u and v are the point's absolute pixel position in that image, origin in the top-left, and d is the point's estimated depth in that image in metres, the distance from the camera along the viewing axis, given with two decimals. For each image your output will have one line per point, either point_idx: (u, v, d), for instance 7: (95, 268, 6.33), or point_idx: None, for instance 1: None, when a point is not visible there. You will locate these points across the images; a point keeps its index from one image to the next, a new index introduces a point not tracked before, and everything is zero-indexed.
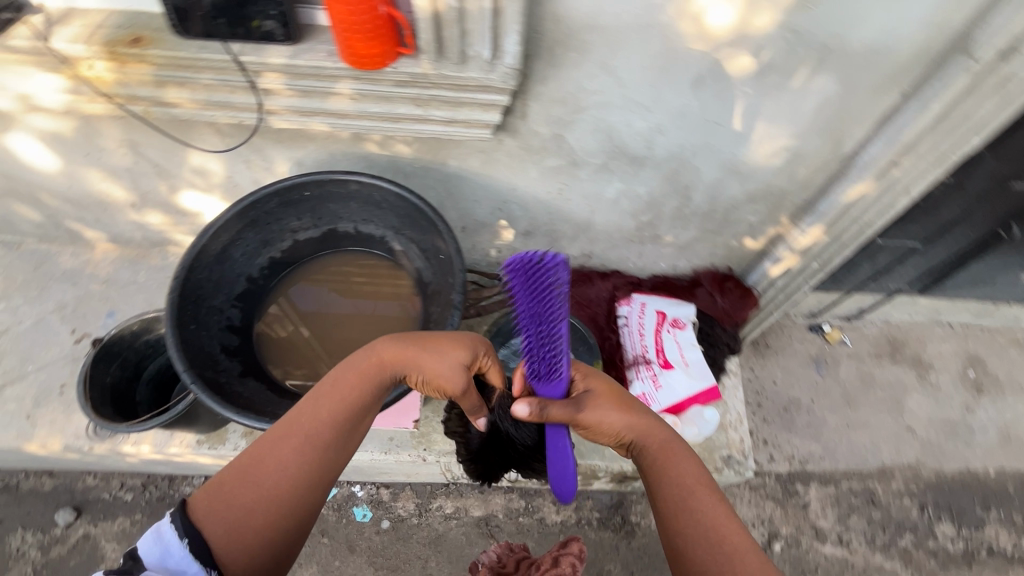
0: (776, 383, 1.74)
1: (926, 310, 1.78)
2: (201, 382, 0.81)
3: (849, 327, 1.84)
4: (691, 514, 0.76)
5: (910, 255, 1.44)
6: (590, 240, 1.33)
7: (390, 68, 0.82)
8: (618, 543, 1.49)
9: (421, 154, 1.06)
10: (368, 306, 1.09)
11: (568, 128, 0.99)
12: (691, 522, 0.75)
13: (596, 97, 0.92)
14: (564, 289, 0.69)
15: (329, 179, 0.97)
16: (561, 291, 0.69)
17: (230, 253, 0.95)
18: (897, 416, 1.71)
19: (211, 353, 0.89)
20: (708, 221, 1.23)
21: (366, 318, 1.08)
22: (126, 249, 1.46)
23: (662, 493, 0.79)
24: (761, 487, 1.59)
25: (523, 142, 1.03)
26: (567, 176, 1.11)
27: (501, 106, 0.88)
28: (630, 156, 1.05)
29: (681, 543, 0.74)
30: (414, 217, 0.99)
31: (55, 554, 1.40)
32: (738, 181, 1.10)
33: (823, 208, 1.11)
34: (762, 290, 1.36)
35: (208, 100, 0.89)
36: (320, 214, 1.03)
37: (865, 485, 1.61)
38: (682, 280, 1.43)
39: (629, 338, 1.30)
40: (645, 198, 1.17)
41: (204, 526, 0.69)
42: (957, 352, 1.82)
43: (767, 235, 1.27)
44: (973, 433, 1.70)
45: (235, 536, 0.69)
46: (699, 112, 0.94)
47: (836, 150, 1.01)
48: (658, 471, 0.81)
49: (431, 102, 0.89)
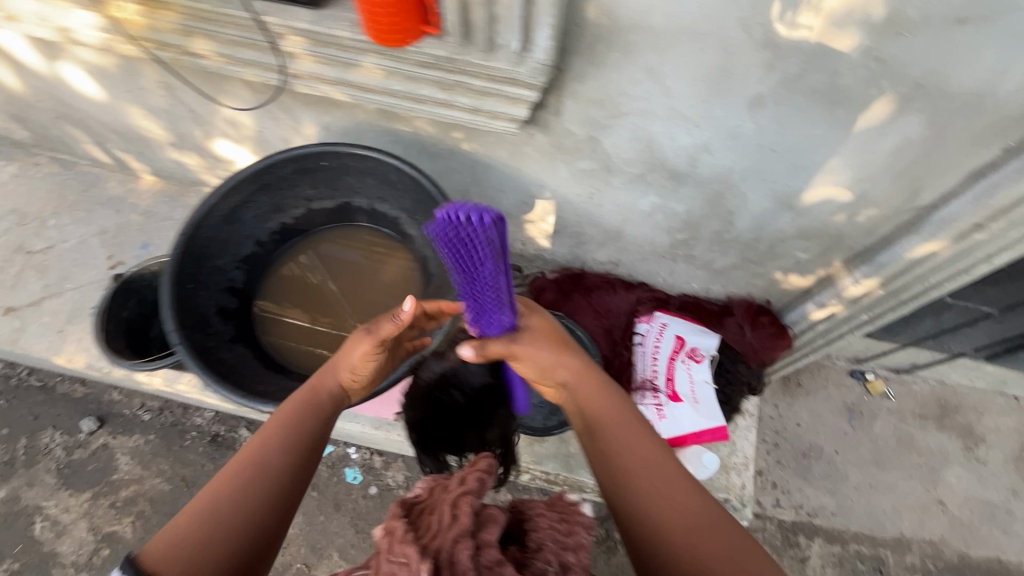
0: (800, 425, 1.62)
1: (990, 377, 1.59)
2: (188, 345, 0.81)
3: (897, 380, 1.67)
4: (643, 471, 0.70)
5: (983, 319, 1.27)
6: (619, 249, 1.24)
7: (412, 48, 0.76)
8: (598, 556, 1.46)
9: (447, 137, 1.01)
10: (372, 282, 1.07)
11: (604, 132, 0.90)
12: (642, 482, 0.69)
13: (637, 105, 0.83)
14: (493, 249, 0.59)
15: (347, 152, 0.93)
16: (491, 252, 0.60)
17: (240, 214, 0.94)
18: (929, 486, 1.56)
19: (206, 314, 0.89)
20: (749, 250, 1.12)
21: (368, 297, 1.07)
22: (167, 184, 1.50)
23: (607, 447, 0.73)
24: (759, 530, 1.51)
25: (555, 140, 0.95)
26: (600, 182, 1.03)
27: (529, 101, 0.80)
28: (670, 171, 0.95)
29: (627, 502, 0.69)
30: (427, 204, 0.96)
31: (76, 456, 1.52)
32: (789, 214, 0.98)
33: (883, 260, 0.98)
34: (799, 332, 1.25)
35: (233, 56, 0.87)
36: (336, 184, 1.00)
37: (875, 552, 1.50)
38: (714, 304, 1.32)
39: (642, 359, 1.24)
40: (682, 216, 1.07)
41: (154, 550, 0.57)
42: (1017, 430, 1.63)
43: (816, 275, 1.14)
44: (1015, 521, 1.53)
45: (189, 547, 0.58)
46: (754, 136, 0.83)
47: (911, 200, 0.87)
48: (599, 421, 0.75)
49: (456, 88, 0.82)
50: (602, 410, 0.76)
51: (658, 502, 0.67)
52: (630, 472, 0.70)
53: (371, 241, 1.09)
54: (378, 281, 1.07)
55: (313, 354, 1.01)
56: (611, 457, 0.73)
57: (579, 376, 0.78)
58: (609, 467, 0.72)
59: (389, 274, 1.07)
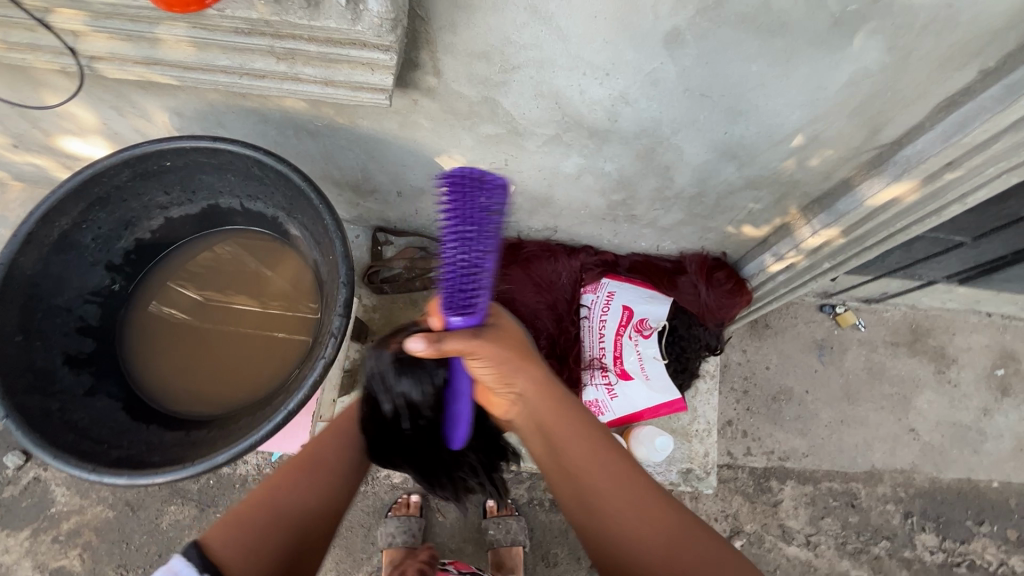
0: (769, 369, 1.55)
1: (963, 298, 1.51)
2: (19, 413, 0.70)
3: (867, 310, 1.60)
4: (610, 483, 0.70)
5: (955, 248, 1.17)
6: (553, 214, 1.09)
7: (215, 11, 0.58)
8: (569, 526, 1.42)
9: (320, 112, 0.83)
10: (264, 294, 0.93)
11: (500, 90, 0.73)
12: (609, 495, 0.69)
13: (531, 55, 0.66)
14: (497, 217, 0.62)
15: (184, 150, 0.76)
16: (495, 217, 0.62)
17: (75, 239, 0.79)
18: (900, 415, 1.53)
19: (50, 367, 0.77)
20: (695, 205, 0.98)
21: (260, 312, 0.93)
22: (34, 189, 1.29)
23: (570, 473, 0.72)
24: (731, 480, 1.48)
25: (446, 105, 0.78)
26: (511, 147, 0.87)
27: (389, 67, 0.63)
28: (588, 128, 0.79)
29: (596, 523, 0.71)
30: (300, 201, 0.80)
31: (7, 494, 1.41)
32: (733, 164, 0.84)
33: (843, 207, 0.85)
34: (757, 284, 1.14)
35: (6, 41, 0.67)
36: (191, 185, 0.84)
37: (847, 487, 1.48)
38: (665, 262, 1.20)
39: (589, 335, 1.16)
40: (614, 176, 0.92)
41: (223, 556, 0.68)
42: (990, 347, 1.58)
43: (771, 224, 1.02)
44: (985, 439, 1.52)
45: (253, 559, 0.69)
46: (677, 81, 0.67)
47: (871, 138, 0.73)
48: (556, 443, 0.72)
49: (296, 57, 0.64)
50: (566, 421, 0.72)
51: (624, 510, 0.68)
52: (599, 485, 0.70)
53: (258, 244, 0.94)
54: (271, 291, 0.93)
55: (200, 384, 0.88)
56: (578, 467, 0.71)
57: (540, 389, 0.72)
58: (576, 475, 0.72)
59: (282, 282, 0.92)
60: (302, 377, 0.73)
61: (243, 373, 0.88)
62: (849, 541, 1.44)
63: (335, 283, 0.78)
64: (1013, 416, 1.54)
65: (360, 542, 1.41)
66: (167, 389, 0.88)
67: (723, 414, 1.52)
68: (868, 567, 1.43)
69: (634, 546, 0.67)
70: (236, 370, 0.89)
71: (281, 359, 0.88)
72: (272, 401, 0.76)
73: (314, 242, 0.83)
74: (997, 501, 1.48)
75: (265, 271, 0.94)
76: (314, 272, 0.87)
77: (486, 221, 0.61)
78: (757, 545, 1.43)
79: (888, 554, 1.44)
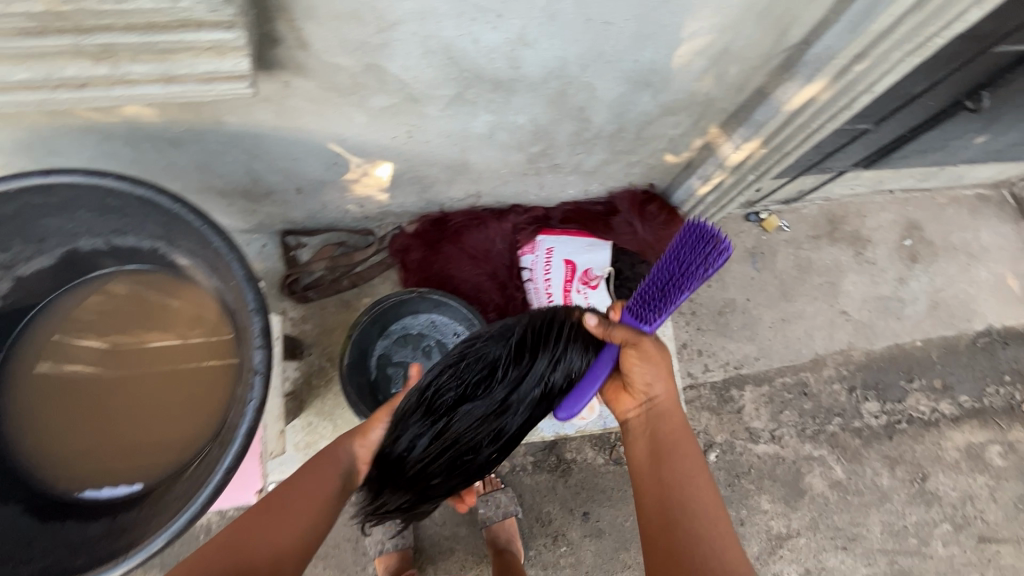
0: (711, 286, 1.60)
1: (868, 182, 1.60)
2: None
3: (788, 211, 1.66)
4: (694, 482, 0.71)
5: (860, 136, 1.21)
6: (474, 179, 1.02)
7: None
8: (555, 483, 1.43)
9: (177, 115, 0.70)
10: (170, 337, 0.81)
11: (384, 54, 0.63)
12: (690, 493, 0.70)
13: (409, 8, 0.57)
14: (712, 269, 0.70)
15: (8, 192, 0.62)
16: (710, 268, 0.70)
17: None
18: (831, 302, 1.63)
19: None
20: (617, 142, 0.94)
21: (173, 355, 0.81)
22: None
23: (674, 477, 0.71)
24: (696, 399, 1.54)
25: (326, 82, 0.67)
26: (411, 116, 0.77)
27: (239, 46, 0.52)
28: (491, 81, 0.71)
29: (686, 533, 0.67)
30: (177, 224, 0.67)
31: None
32: (648, 93, 0.79)
33: (761, 117, 0.84)
34: (688, 210, 1.13)
35: None
36: (36, 233, 0.69)
37: (798, 378, 1.58)
38: (596, 206, 1.17)
39: (536, 297, 1.11)
40: (528, 127, 0.85)
41: None
42: (896, 221, 1.70)
43: (694, 147, 1.00)
44: (905, 306, 1.66)
45: None
46: (577, 12, 0.60)
47: (778, 42, 0.71)
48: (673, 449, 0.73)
49: (120, 54, 0.52)
50: (676, 428, 0.76)
51: (700, 507, 0.68)
52: (681, 479, 0.71)
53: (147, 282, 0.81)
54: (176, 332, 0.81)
55: (118, 454, 0.77)
56: (665, 459, 0.73)
57: (670, 402, 0.77)
58: (658, 465, 0.73)
59: (187, 319, 0.80)
60: (231, 424, 0.64)
61: (167, 431, 0.77)
62: (808, 427, 1.55)
63: (243, 311, 0.67)
64: (924, 280, 1.68)
65: (349, 557, 1.35)
66: (80, 470, 0.76)
67: (678, 339, 1.55)
68: (828, 444, 1.54)
69: (700, 539, 0.66)
70: (158, 429, 0.77)
71: (208, 407, 0.77)
72: (204, 458, 0.66)
73: (207, 268, 0.71)
74: (923, 358, 1.63)
75: (165, 310, 0.81)
76: (217, 301, 0.75)
77: (700, 269, 0.71)
78: (730, 452, 1.50)
79: (842, 429, 1.56)
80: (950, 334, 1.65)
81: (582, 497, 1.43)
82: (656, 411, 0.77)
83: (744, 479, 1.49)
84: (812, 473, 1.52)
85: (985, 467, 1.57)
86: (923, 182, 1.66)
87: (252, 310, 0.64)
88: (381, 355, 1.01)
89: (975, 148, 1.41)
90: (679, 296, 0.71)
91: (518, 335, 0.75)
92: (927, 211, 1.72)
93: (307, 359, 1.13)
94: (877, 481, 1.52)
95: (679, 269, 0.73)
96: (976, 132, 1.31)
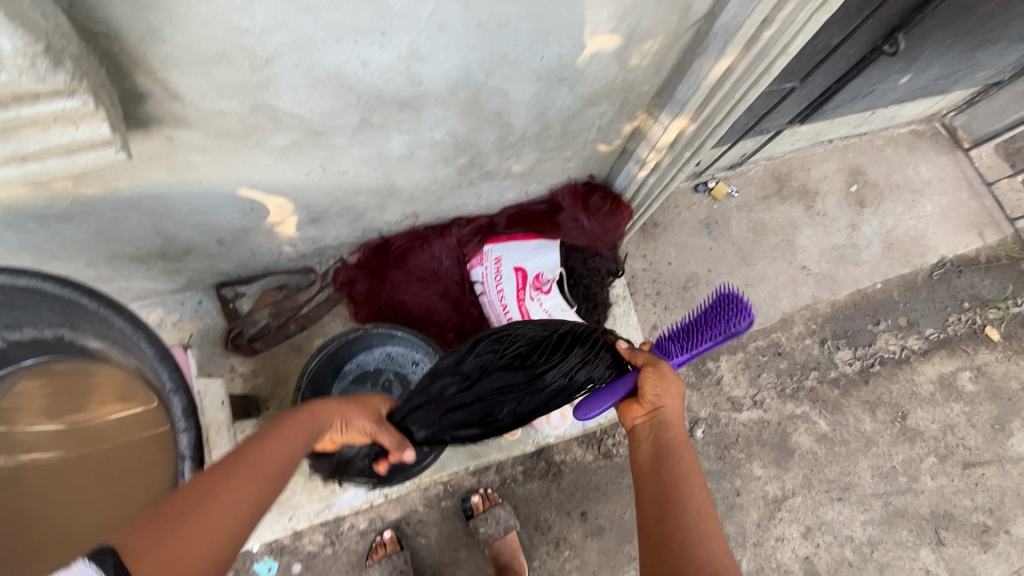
0: (671, 263, 1.59)
1: (807, 136, 1.62)
2: None
3: (734, 176, 1.66)
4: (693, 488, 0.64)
5: (789, 95, 1.21)
6: (406, 200, 0.97)
7: None
8: (548, 488, 1.41)
9: (55, 189, 0.63)
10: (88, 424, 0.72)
11: (270, 92, 0.58)
12: (684, 493, 0.62)
13: (283, 41, 0.52)
14: (738, 332, 0.84)
15: None
16: (736, 329, 0.84)
17: None
18: (790, 259, 1.64)
19: None
20: (545, 140, 0.91)
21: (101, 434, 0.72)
22: None
23: (669, 476, 0.65)
24: (675, 377, 1.53)
25: (214, 130, 0.62)
26: (319, 149, 0.72)
27: (90, 111, 0.46)
28: (395, 101, 0.67)
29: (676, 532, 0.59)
30: (72, 310, 0.61)
31: None
32: (565, 88, 0.76)
33: (683, 95, 0.82)
34: (632, 196, 1.11)
35: None
36: None
37: (770, 340, 1.59)
38: (539, 205, 1.14)
39: (492, 309, 1.09)
40: (449, 140, 0.81)
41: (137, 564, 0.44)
42: (840, 169, 1.72)
43: (624, 133, 0.97)
44: (860, 251, 1.68)
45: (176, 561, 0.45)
46: (468, 18, 0.56)
47: (685, 18, 0.69)
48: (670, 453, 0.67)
49: None
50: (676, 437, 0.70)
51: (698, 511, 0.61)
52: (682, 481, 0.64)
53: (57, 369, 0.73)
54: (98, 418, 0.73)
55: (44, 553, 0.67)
56: (664, 461, 0.67)
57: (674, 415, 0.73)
58: (658, 466, 0.67)
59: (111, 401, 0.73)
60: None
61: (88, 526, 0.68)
62: (786, 385, 1.56)
63: (164, 392, 0.62)
64: (875, 222, 1.70)
65: None
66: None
67: (647, 322, 1.54)
68: (809, 400, 1.55)
69: (693, 541, 0.58)
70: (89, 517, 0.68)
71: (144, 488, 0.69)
72: None
73: (121, 347, 0.65)
74: (885, 299, 1.65)
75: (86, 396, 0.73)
76: (141, 380, 0.69)
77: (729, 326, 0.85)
78: (715, 425, 1.50)
79: (819, 382, 1.57)
80: (907, 271, 1.68)
81: (577, 497, 1.41)
82: (659, 416, 0.72)
83: (734, 449, 1.49)
84: (798, 431, 1.52)
85: (960, 395, 1.60)
86: (859, 128, 1.69)
87: (174, 391, 0.59)
88: (339, 397, 0.96)
89: (901, 88, 1.43)
90: (704, 345, 0.85)
91: (562, 331, 0.87)
92: (867, 155, 1.74)
93: (265, 414, 1.07)
94: (861, 427, 1.54)
95: (715, 323, 0.87)
96: (900, 73, 1.33)
